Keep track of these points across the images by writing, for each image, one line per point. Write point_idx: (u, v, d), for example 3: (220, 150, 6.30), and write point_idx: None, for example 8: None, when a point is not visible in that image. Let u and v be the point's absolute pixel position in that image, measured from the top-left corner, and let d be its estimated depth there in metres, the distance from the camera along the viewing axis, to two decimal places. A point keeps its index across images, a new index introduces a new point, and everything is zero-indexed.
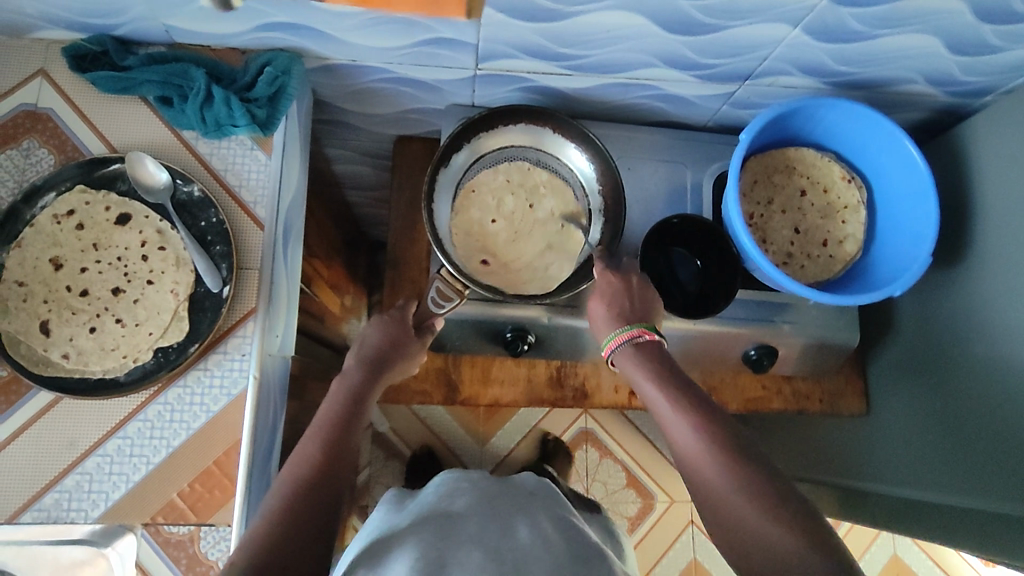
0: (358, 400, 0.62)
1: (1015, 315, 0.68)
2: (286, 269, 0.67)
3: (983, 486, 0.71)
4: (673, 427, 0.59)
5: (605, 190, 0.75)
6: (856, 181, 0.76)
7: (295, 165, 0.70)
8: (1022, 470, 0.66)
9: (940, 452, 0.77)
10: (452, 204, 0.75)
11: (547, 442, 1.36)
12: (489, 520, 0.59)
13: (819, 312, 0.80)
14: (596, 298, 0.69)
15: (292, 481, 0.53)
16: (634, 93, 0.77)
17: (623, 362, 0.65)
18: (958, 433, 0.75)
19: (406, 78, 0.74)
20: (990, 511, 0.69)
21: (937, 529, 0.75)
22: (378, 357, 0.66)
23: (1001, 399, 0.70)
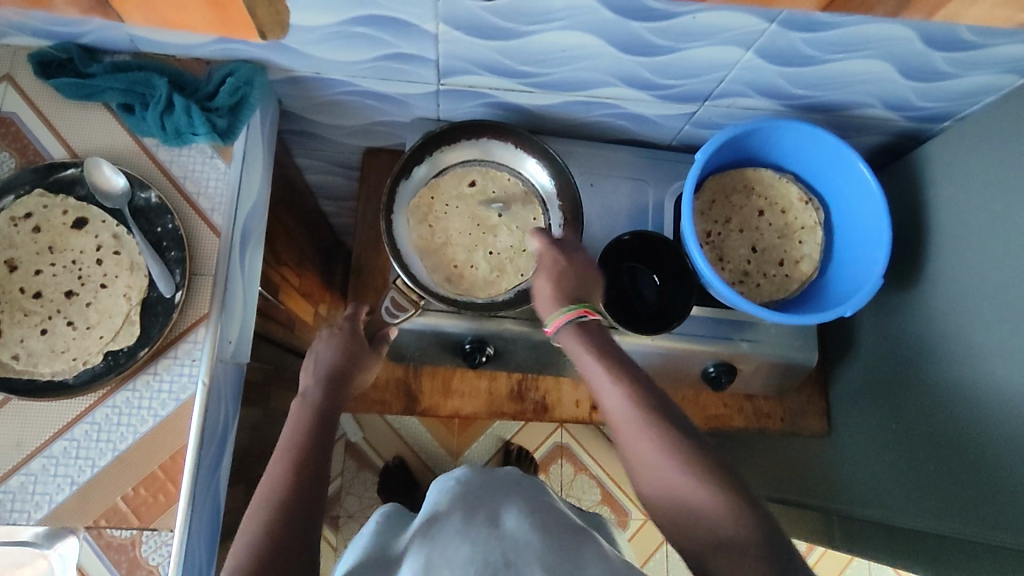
0: (325, 415, 0.62)
1: (964, 337, 0.69)
2: (241, 275, 0.68)
3: (930, 506, 0.71)
4: (609, 397, 0.58)
5: (564, 207, 0.76)
6: (813, 203, 0.77)
7: (255, 173, 0.71)
8: (968, 490, 0.67)
9: (896, 474, 0.77)
10: (411, 216, 0.75)
11: (509, 452, 1.35)
12: (472, 512, 0.59)
13: (777, 331, 0.80)
14: (541, 274, 0.66)
15: (265, 504, 0.53)
16: (597, 111, 0.78)
17: (566, 340, 0.63)
18: (914, 452, 0.75)
19: (371, 92, 0.75)
20: (937, 531, 0.70)
21: (893, 549, 0.76)
22: (336, 373, 0.65)
23: (951, 421, 0.70)
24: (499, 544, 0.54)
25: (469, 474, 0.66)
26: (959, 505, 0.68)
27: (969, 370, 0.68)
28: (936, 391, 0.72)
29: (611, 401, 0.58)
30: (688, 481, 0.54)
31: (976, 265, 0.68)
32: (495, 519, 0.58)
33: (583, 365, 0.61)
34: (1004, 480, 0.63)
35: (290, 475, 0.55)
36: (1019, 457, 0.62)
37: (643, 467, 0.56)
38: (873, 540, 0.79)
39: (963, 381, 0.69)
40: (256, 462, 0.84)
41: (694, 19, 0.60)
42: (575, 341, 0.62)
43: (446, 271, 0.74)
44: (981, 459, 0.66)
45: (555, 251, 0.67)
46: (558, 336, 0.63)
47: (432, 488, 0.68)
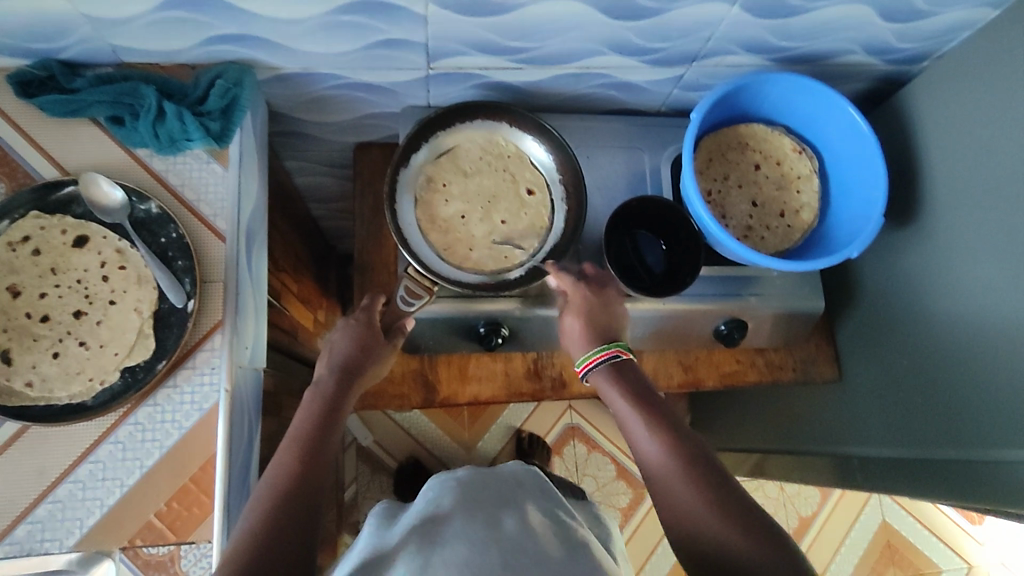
0: (335, 405, 0.63)
1: (965, 266, 0.71)
2: (250, 278, 0.67)
3: (942, 434, 0.73)
4: (645, 444, 0.64)
5: (566, 180, 0.76)
6: (807, 152, 0.78)
7: (252, 175, 0.70)
8: (975, 414, 0.69)
9: (905, 408, 0.79)
10: (415, 199, 0.74)
11: (521, 440, 1.35)
12: (471, 515, 0.59)
13: (783, 281, 0.82)
14: (569, 314, 0.72)
15: (271, 488, 0.54)
16: (587, 82, 0.79)
17: (598, 380, 0.70)
18: (910, 387, 0.78)
19: (359, 83, 0.75)
20: (952, 457, 0.72)
21: (912, 484, 0.78)
22: (349, 365, 0.66)
23: (953, 350, 0.72)
24: (499, 544, 0.55)
25: (467, 475, 0.68)
26: (952, 433, 0.72)
27: (959, 301, 0.71)
28: (933, 325, 0.75)
29: (646, 450, 0.64)
30: (708, 516, 0.58)
31: (970, 195, 0.70)
32: (495, 519, 0.59)
33: (616, 406, 0.68)
34: (994, 401, 0.67)
35: (294, 461, 0.56)
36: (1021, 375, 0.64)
37: (671, 505, 0.60)
38: (890, 476, 0.81)
39: (954, 312, 0.72)
40: None
41: None
42: (608, 386, 0.69)
43: (456, 251, 0.73)
44: (969, 385, 0.70)
45: (585, 287, 0.72)
46: (589, 375, 0.71)
47: (428, 487, 0.70)
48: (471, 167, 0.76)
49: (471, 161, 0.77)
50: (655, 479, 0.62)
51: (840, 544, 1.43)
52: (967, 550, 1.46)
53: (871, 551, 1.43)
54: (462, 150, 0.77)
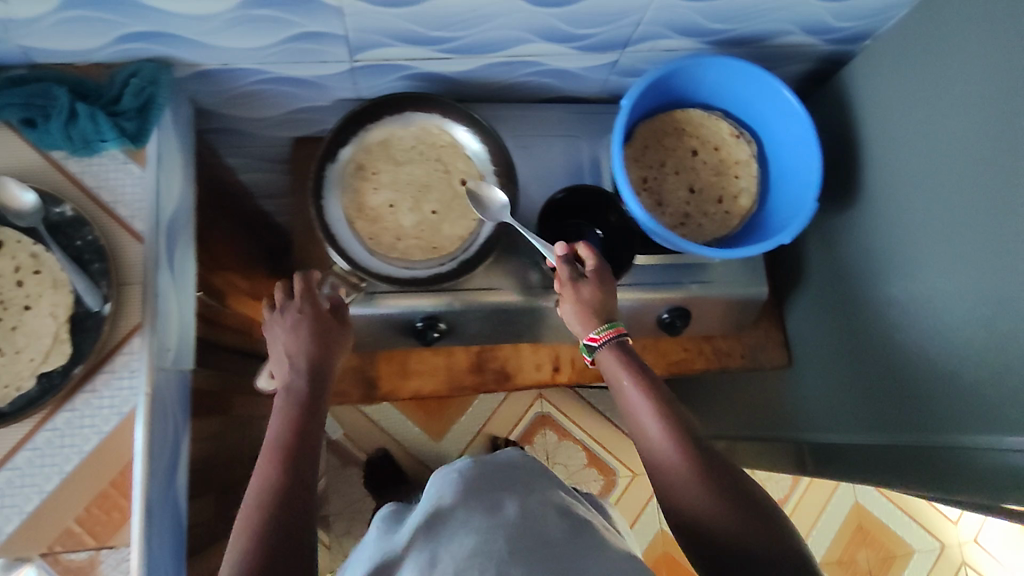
0: (312, 409, 0.60)
1: (908, 249, 0.69)
2: (172, 278, 0.67)
3: (878, 421, 0.73)
4: (648, 422, 0.61)
5: (499, 169, 0.75)
6: (744, 136, 0.77)
7: (174, 174, 0.69)
8: (905, 400, 0.69)
9: (846, 394, 0.79)
10: (344, 194, 0.73)
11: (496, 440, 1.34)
12: (474, 504, 0.60)
13: (727, 268, 0.81)
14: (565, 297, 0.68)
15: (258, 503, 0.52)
16: (519, 70, 0.77)
17: (605, 360, 0.65)
18: (853, 373, 0.77)
19: (285, 77, 0.73)
20: (883, 443, 0.72)
21: (847, 470, 0.78)
22: (317, 365, 0.63)
23: (892, 336, 0.72)
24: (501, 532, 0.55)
25: (467, 465, 0.68)
26: (910, 417, 0.68)
27: (909, 281, 0.69)
28: (881, 307, 0.73)
29: (648, 431, 0.60)
30: (709, 501, 0.56)
31: (909, 178, 0.68)
32: (496, 508, 0.60)
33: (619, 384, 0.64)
34: (944, 383, 0.64)
35: (276, 473, 0.54)
36: (952, 362, 0.63)
37: (671, 488, 0.58)
38: (828, 463, 0.81)
39: (894, 295, 0.71)
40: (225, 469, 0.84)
41: None
42: (613, 363, 0.65)
43: (387, 245, 0.72)
44: (911, 369, 0.68)
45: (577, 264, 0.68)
46: (598, 353, 0.66)
47: (432, 480, 0.70)
48: (402, 158, 0.75)
49: (402, 153, 0.75)
50: (659, 465, 0.59)
51: (811, 528, 1.44)
52: (939, 530, 1.47)
53: (843, 533, 1.44)
54: (392, 143, 0.75)
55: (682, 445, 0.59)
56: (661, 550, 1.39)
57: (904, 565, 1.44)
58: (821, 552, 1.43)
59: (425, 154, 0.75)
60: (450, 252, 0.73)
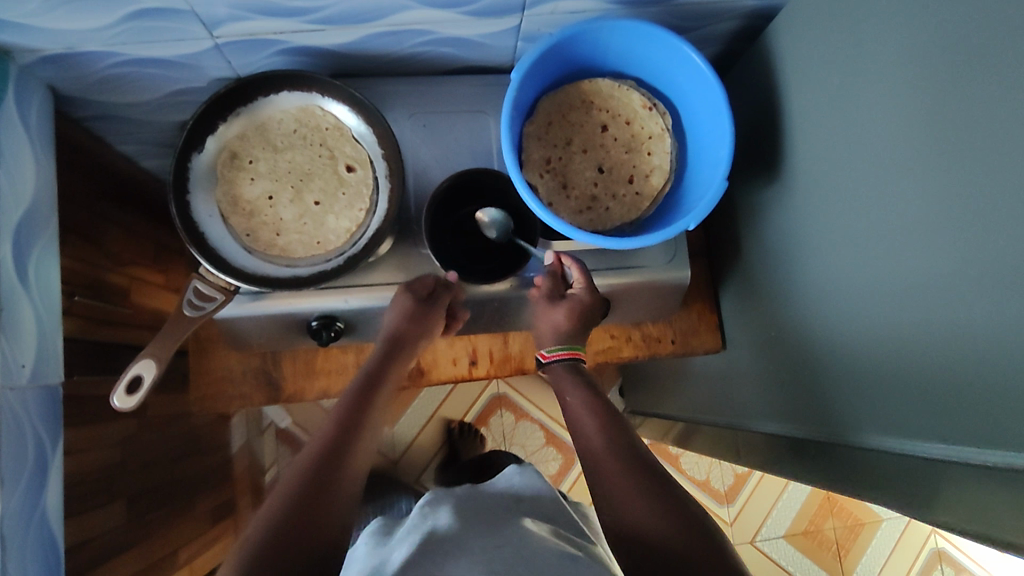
0: (376, 386, 0.69)
1: (813, 229, 0.63)
2: (23, 289, 0.61)
3: (788, 411, 0.70)
4: (588, 432, 0.63)
5: (387, 154, 0.68)
6: (658, 108, 0.69)
7: (22, 173, 0.63)
8: (812, 390, 0.65)
9: (763, 381, 0.75)
10: (216, 187, 0.67)
11: (451, 429, 1.34)
12: (473, 524, 0.63)
13: (647, 252, 0.75)
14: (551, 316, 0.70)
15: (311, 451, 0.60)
16: (410, 41, 0.70)
17: (556, 373, 0.69)
18: (771, 356, 0.73)
19: (144, 59, 0.66)
20: (794, 435, 0.68)
21: (762, 460, 0.75)
22: (397, 340, 0.70)
23: (801, 322, 0.67)
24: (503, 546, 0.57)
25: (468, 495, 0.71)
26: (814, 408, 0.65)
27: (823, 265, 0.62)
28: (800, 293, 0.67)
29: (592, 445, 0.62)
30: (643, 506, 0.54)
31: (828, 152, 0.59)
32: (494, 528, 0.62)
33: (569, 399, 0.66)
34: (860, 379, 0.57)
35: (333, 423, 0.63)
36: (851, 358, 0.59)
37: (604, 496, 0.57)
38: (750, 449, 0.78)
39: (800, 276, 0.66)
40: (132, 476, 0.80)
41: None
42: (563, 380, 0.69)
43: (265, 242, 0.67)
44: (817, 359, 0.64)
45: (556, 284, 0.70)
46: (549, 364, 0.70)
47: (419, 504, 0.73)
48: (279, 145, 0.69)
49: (281, 139, 0.69)
50: (596, 472, 0.59)
51: (779, 495, 1.39)
52: None
53: (809, 503, 1.40)
54: (269, 127, 0.69)
55: (619, 456, 0.60)
56: None
57: (872, 534, 1.42)
58: (787, 523, 1.39)
59: (307, 138, 0.69)
60: (335, 246, 0.67)
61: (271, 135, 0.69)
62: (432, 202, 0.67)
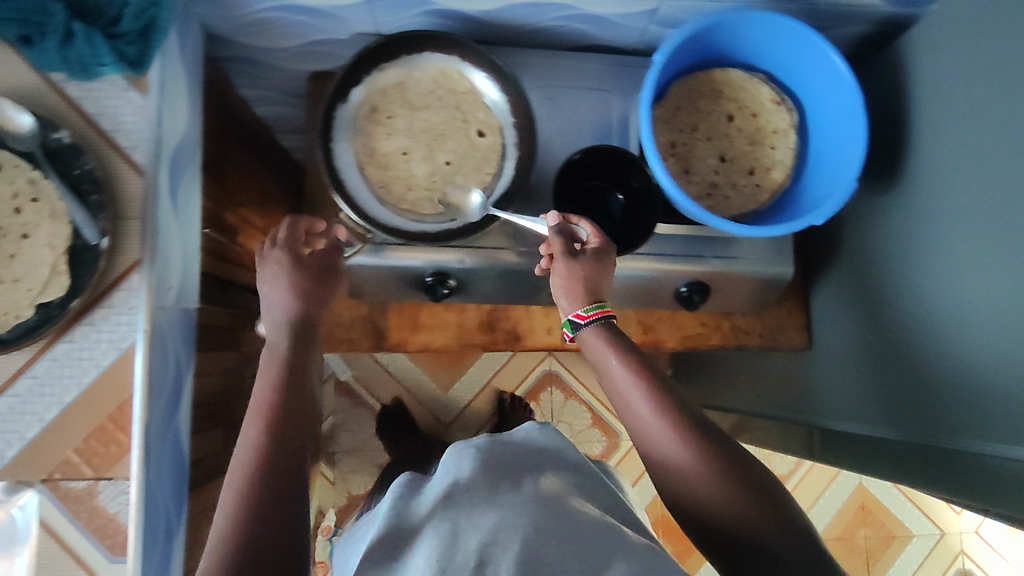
0: (293, 367, 0.60)
1: (944, 241, 0.65)
2: (175, 217, 0.65)
3: (880, 413, 0.73)
4: (637, 401, 0.61)
5: (518, 123, 0.70)
6: (785, 104, 0.71)
7: (178, 106, 0.66)
8: (915, 396, 0.68)
9: (856, 381, 0.78)
10: (354, 139, 0.69)
11: (503, 401, 1.35)
12: (496, 478, 0.64)
13: (751, 244, 0.78)
14: (570, 276, 0.65)
15: (242, 465, 0.53)
16: (549, 13, 0.71)
17: (589, 338, 0.65)
18: (868, 356, 0.76)
19: (297, 6, 0.68)
20: (885, 438, 0.72)
21: (845, 457, 0.78)
22: (301, 320, 0.63)
23: (914, 327, 0.69)
24: (528, 509, 0.59)
25: (486, 443, 0.70)
26: (914, 412, 0.68)
27: (948, 276, 0.65)
28: (913, 301, 0.69)
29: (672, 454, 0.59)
30: (712, 479, 0.57)
31: (967, 164, 0.61)
32: (515, 483, 0.64)
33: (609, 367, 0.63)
34: (973, 389, 0.61)
35: (259, 418, 0.56)
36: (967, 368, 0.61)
37: (669, 467, 0.59)
38: (828, 447, 0.81)
39: (916, 281, 0.69)
40: (232, 406, 0.85)
41: None
42: (596, 343, 0.64)
43: (397, 195, 0.69)
44: (927, 366, 0.67)
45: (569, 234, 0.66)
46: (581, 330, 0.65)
47: (449, 453, 0.73)
48: (416, 104, 0.71)
49: (417, 98, 0.71)
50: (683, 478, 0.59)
51: (817, 499, 1.43)
52: (940, 517, 1.46)
53: (844, 512, 1.43)
54: (406, 85, 0.71)
55: (678, 426, 0.59)
56: (660, 510, 1.41)
57: (901, 548, 1.44)
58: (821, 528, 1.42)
59: (440, 101, 0.71)
60: (464, 204, 0.70)
61: (407, 93, 0.71)
62: (587, 151, 0.70)
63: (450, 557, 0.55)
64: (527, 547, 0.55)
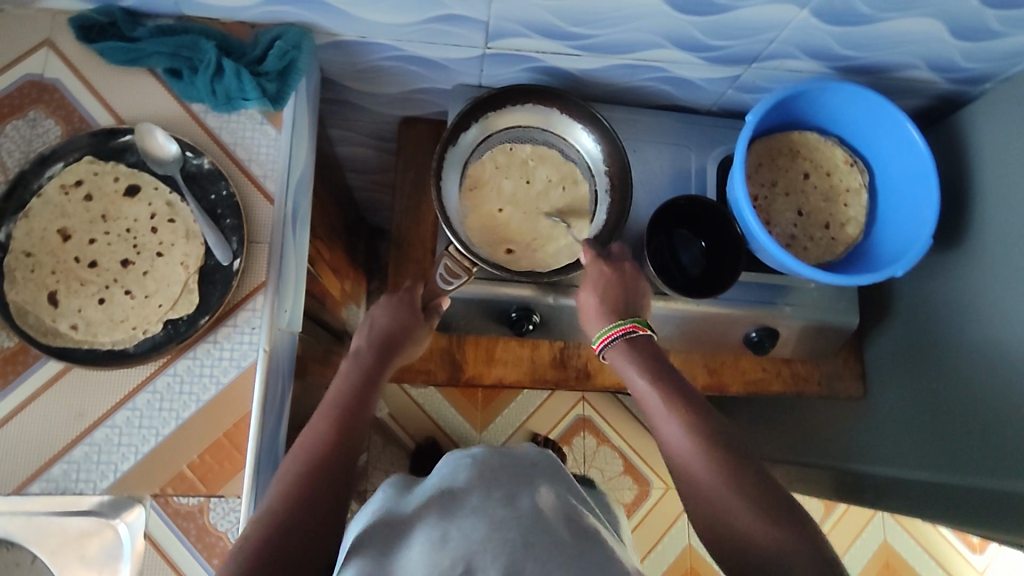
0: (369, 381, 0.64)
1: (1018, 298, 0.71)
2: (295, 245, 0.68)
3: (944, 460, 0.78)
4: (662, 421, 0.60)
5: (612, 171, 0.76)
6: (858, 165, 0.77)
7: (302, 141, 0.70)
8: (987, 447, 0.73)
9: (916, 430, 0.83)
10: (461, 181, 0.75)
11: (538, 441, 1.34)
12: (491, 491, 0.52)
13: (819, 293, 0.82)
14: (586, 289, 0.70)
15: (299, 457, 0.55)
16: (640, 75, 0.77)
17: (615, 355, 0.66)
18: (933, 406, 0.81)
19: (414, 57, 0.73)
20: (950, 483, 0.76)
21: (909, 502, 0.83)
22: (386, 339, 0.68)
23: (984, 379, 0.74)
24: (524, 522, 0.48)
25: (485, 452, 0.60)
26: (986, 461, 0.72)
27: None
28: (972, 357, 0.76)
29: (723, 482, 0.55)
30: (735, 502, 0.53)
31: None
32: (511, 498, 0.51)
33: (635, 384, 0.64)
34: None
35: (325, 421, 0.58)
36: None
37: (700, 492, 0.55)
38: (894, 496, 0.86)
39: (987, 336, 0.74)
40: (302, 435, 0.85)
41: None
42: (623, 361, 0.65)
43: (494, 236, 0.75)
44: (1004, 417, 0.71)
45: (602, 265, 0.69)
46: (607, 352, 0.67)
47: (444, 462, 0.62)
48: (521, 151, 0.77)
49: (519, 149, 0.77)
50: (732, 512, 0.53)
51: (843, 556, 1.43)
52: None
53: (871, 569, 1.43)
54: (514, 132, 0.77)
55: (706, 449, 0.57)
56: (688, 564, 1.39)
57: None
58: None
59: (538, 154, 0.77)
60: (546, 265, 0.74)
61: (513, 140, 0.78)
62: (691, 198, 0.76)
63: (433, 564, 0.45)
64: (527, 556, 0.45)
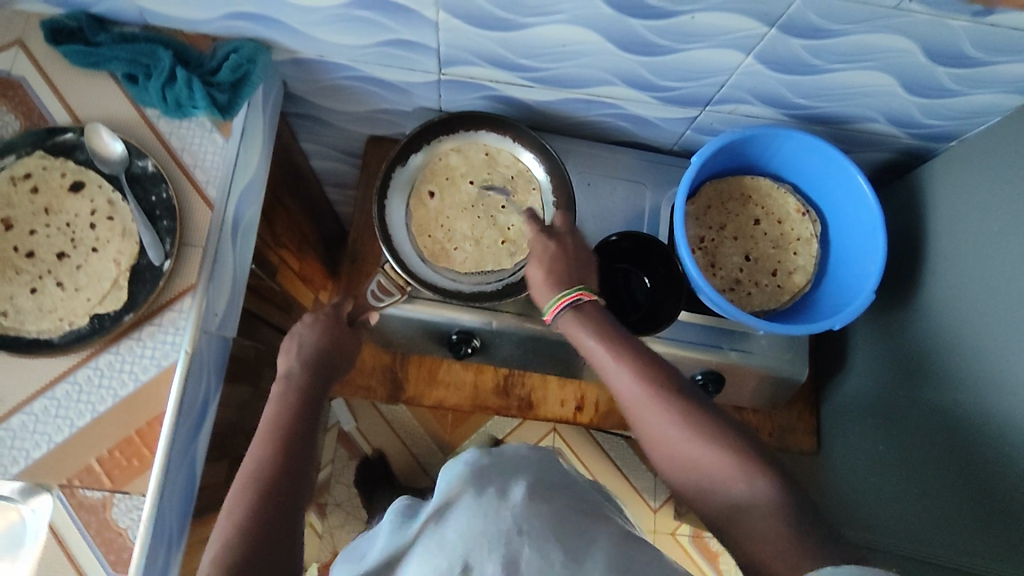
0: (308, 400, 0.64)
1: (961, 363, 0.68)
2: (234, 252, 0.69)
3: (896, 527, 0.75)
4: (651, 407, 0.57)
5: (559, 202, 0.76)
6: (810, 215, 0.76)
7: (252, 149, 0.72)
8: (935, 518, 0.69)
9: (872, 491, 0.80)
10: (409, 199, 0.76)
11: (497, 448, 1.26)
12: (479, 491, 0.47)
13: (769, 342, 0.80)
14: (533, 263, 0.67)
15: (244, 481, 0.54)
16: (597, 110, 0.78)
17: (567, 326, 0.64)
18: (887, 469, 0.78)
19: (373, 79, 0.75)
20: (900, 552, 0.73)
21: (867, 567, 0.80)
22: (317, 358, 0.67)
23: (933, 445, 0.71)
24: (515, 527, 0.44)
25: (478, 455, 0.53)
26: (933, 534, 0.69)
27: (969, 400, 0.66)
28: (921, 420, 0.73)
29: (739, 487, 0.51)
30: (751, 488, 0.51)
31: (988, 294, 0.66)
32: (502, 493, 0.47)
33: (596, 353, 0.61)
34: (992, 505, 0.63)
35: (266, 445, 0.57)
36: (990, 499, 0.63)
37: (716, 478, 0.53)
38: None
39: (933, 399, 0.71)
40: (242, 441, 0.85)
41: (693, 20, 0.59)
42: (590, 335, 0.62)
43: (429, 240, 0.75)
44: (948, 487, 0.68)
45: (544, 237, 0.68)
46: (558, 321, 0.64)
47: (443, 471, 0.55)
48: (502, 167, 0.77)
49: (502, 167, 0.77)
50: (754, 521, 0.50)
51: None
52: None
53: None
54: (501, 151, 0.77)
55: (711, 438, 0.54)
56: None
57: None
58: None
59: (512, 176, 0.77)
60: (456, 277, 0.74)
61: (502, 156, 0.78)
62: (624, 235, 0.77)
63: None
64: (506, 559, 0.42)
